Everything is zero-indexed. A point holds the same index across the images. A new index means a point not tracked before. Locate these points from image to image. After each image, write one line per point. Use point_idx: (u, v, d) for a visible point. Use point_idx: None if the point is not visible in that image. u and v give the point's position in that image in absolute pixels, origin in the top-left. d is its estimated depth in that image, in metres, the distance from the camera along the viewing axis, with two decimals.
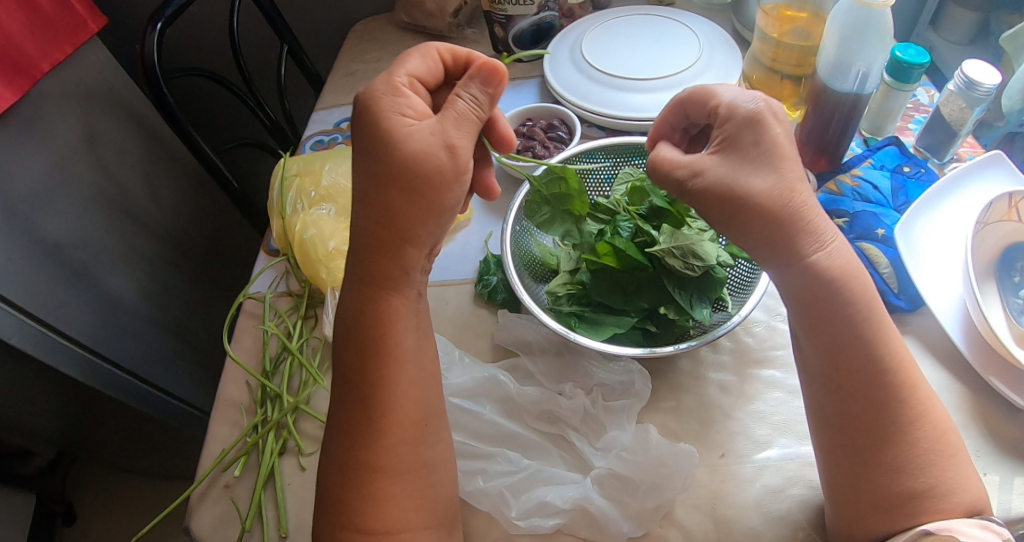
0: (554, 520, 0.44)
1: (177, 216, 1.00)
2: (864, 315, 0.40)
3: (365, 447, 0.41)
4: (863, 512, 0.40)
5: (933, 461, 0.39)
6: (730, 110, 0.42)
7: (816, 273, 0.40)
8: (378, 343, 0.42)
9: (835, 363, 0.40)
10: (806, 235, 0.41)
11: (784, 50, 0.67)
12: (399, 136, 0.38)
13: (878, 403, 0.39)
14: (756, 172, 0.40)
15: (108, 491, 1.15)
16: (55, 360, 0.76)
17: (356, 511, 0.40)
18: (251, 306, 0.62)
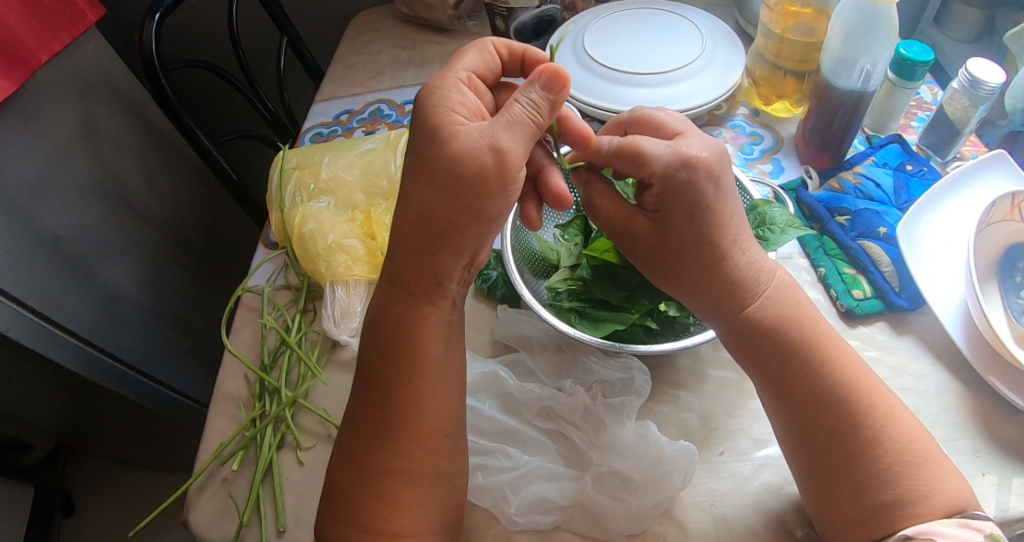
0: (553, 516, 0.44)
1: (175, 208, 0.99)
2: (799, 342, 0.42)
3: (382, 451, 0.41)
4: (842, 521, 0.40)
5: (901, 472, 0.39)
6: (665, 184, 0.41)
7: (754, 317, 0.43)
8: (405, 346, 0.42)
9: (779, 397, 0.43)
10: (741, 284, 0.43)
11: (788, 46, 0.67)
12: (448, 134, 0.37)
13: (829, 427, 0.41)
14: (693, 247, 0.42)
15: (106, 483, 1.15)
16: (54, 352, 0.76)
17: (361, 513, 0.40)
18: (249, 299, 0.62)
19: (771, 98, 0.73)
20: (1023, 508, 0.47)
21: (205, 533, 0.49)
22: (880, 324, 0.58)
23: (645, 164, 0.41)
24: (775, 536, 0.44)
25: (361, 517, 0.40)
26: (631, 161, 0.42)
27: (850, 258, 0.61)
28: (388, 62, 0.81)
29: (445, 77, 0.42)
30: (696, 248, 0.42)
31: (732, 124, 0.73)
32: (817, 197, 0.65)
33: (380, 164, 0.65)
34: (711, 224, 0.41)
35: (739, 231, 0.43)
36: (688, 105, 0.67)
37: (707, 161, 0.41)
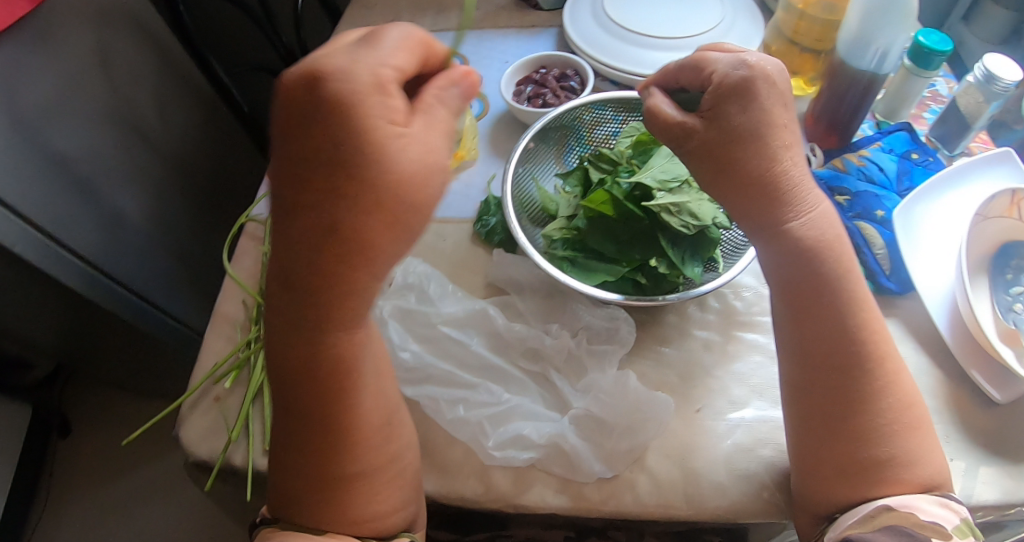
0: (530, 454, 0.46)
1: (184, 142, 1.00)
2: (842, 286, 0.43)
3: (332, 450, 0.40)
4: (829, 475, 0.42)
5: (898, 432, 0.42)
6: (723, 79, 0.44)
7: (795, 239, 0.44)
8: (333, 373, 0.39)
9: (813, 336, 0.43)
10: (786, 201, 0.44)
11: (807, 23, 0.67)
12: (382, 159, 0.33)
13: (846, 373, 0.42)
14: (741, 144, 0.43)
15: (101, 406, 1.18)
16: (57, 270, 0.78)
17: (343, 502, 0.41)
18: (253, 228, 0.63)
19: (786, 74, 0.72)
20: (985, 495, 0.49)
21: (196, 446, 0.52)
22: None
23: (707, 63, 0.45)
24: (741, 493, 0.46)
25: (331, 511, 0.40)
26: (696, 66, 0.46)
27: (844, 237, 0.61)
28: (406, 7, 0.81)
29: (356, 64, 0.33)
30: (736, 150, 0.43)
31: None
32: (819, 174, 0.64)
33: None
34: (743, 134, 0.42)
35: (789, 147, 0.43)
36: None
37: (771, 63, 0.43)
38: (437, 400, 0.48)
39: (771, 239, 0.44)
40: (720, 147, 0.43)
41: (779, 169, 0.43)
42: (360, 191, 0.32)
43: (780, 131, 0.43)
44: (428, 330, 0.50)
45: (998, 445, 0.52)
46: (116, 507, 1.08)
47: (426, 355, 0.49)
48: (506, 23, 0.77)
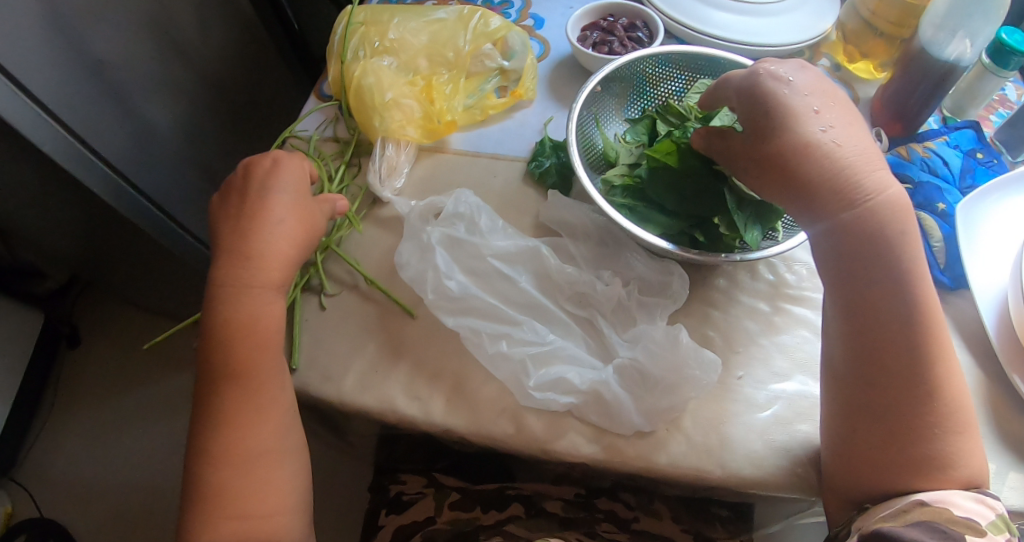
0: (569, 398, 0.44)
1: (220, 64, 0.97)
2: (899, 271, 0.39)
3: (230, 447, 0.40)
4: (859, 466, 0.40)
5: (940, 433, 0.38)
6: (745, 86, 0.43)
7: (847, 225, 0.40)
8: (263, 337, 0.42)
9: (860, 329, 0.39)
10: (836, 187, 0.40)
11: (886, 5, 0.64)
12: (274, 197, 0.45)
13: (888, 372, 0.38)
14: (778, 137, 0.41)
15: (111, 321, 1.17)
16: (86, 176, 0.75)
17: (240, 500, 0.39)
18: (294, 145, 0.60)
19: (856, 56, 0.69)
20: (1014, 500, 0.48)
21: None
22: None
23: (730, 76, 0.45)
24: (775, 463, 0.45)
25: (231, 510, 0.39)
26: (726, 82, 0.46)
27: None
28: None
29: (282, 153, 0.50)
30: (771, 144, 0.41)
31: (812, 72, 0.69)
32: None
33: (449, 36, 0.61)
34: (766, 131, 0.42)
35: (826, 130, 0.40)
36: (769, 41, 0.64)
37: (785, 66, 0.43)
38: (478, 332, 0.46)
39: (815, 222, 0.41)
40: (761, 152, 0.42)
41: (820, 153, 0.40)
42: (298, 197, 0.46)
43: (808, 121, 0.41)
44: (476, 260, 0.49)
45: None
46: (115, 422, 1.08)
47: (471, 286, 0.48)
48: None
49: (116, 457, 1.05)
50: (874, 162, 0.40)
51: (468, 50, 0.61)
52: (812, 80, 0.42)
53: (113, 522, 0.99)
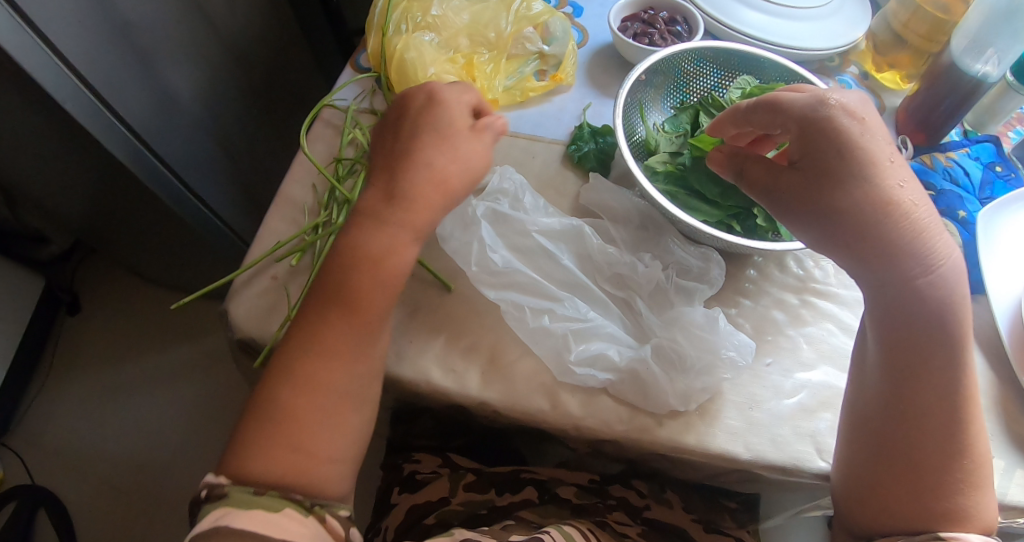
0: (607, 375, 0.45)
1: (246, 33, 0.95)
2: (944, 333, 0.40)
3: (311, 380, 0.40)
4: (878, 509, 0.41)
5: (962, 489, 0.39)
6: (808, 121, 0.41)
7: (908, 288, 0.40)
8: (383, 274, 0.42)
9: (908, 380, 0.40)
10: (907, 249, 0.39)
11: (918, 18, 0.66)
12: (421, 149, 0.44)
13: (920, 423, 0.40)
14: (844, 185, 0.39)
15: (113, 289, 1.15)
16: (105, 137, 0.75)
17: (310, 438, 0.39)
18: (330, 114, 0.61)
19: (883, 66, 0.71)
20: (1019, 496, 0.49)
21: (246, 323, 0.51)
22: None
23: (783, 106, 0.42)
24: (799, 449, 0.46)
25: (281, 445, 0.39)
26: (770, 112, 0.43)
27: None
28: None
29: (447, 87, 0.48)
30: (842, 188, 0.39)
31: (840, 78, 0.71)
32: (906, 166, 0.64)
33: (491, 18, 0.61)
34: (833, 177, 0.40)
35: (903, 185, 0.40)
36: (802, 45, 0.66)
37: (855, 102, 0.42)
38: (520, 307, 0.48)
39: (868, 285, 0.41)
40: (821, 195, 0.40)
41: (896, 212, 0.39)
42: (447, 141, 0.45)
43: (885, 171, 0.40)
44: (520, 237, 0.51)
45: None
46: (112, 390, 1.06)
47: (514, 260, 0.49)
48: None
49: (111, 426, 1.03)
50: (931, 228, 0.40)
51: (510, 33, 0.61)
52: (874, 119, 0.42)
53: (104, 490, 0.97)
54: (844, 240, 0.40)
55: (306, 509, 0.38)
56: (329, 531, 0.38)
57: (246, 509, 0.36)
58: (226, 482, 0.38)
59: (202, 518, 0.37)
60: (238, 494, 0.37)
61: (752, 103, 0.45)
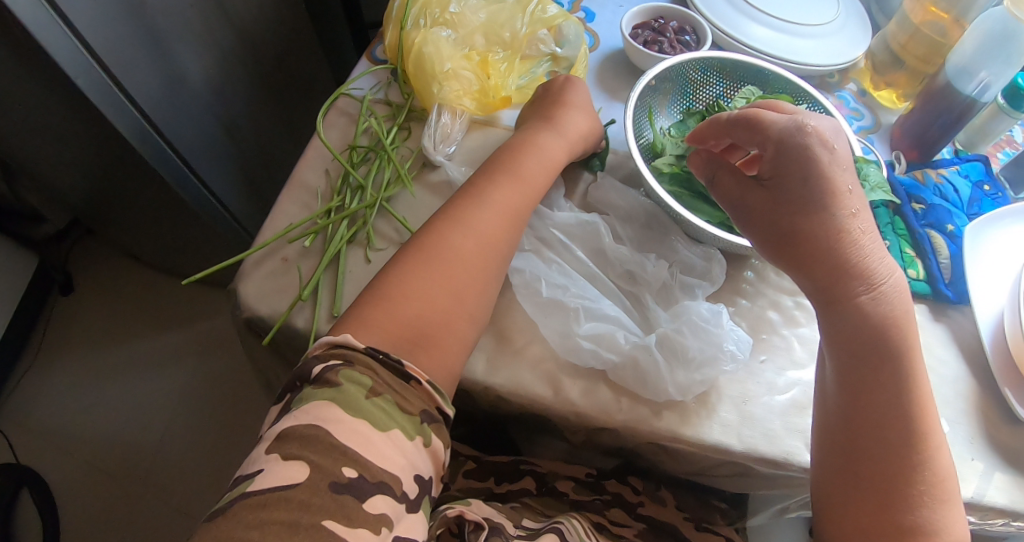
0: (613, 356, 0.47)
1: (259, 21, 0.96)
2: (892, 349, 0.42)
3: (481, 230, 0.46)
4: (850, 526, 0.41)
5: (925, 501, 0.40)
6: (779, 146, 0.42)
7: (863, 310, 0.42)
8: (545, 170, 0.52)
9: (859, 398, 0.42)
10: (854, 274, 0.42)
11: (917, 41, 0.69)
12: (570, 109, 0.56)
13: (881, 439, 0.41)
14: (805, 213, 0.42)
15: (108, 271, 1.15)
16: (113, 114, 0.75)
17: (465, 285, 0.44)
18: (345, 103, 0.63)
19: (881, 84, 0.73)
20: (996, 498, 0.51)
21: (256, 301, 0.52)
22: (920, 306, 0.61)
23: (762, 127, 0.43)
24: (790, 444, 0.47)
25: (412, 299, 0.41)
26: (747, 131, 0.44)
27: (914, 241, 0.63)
28: None
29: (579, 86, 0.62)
30: (802, 212, 0.43)
31: (839, 94, 0.73)
32: (900, 180, 0.66)
33: (507, 17, 0.63)
34: (798, 204, 0.43)
35: (854, 214, 0.42)
36: (807, 61, 0.68)
37: (826, 127, 0.43)
38: (536, 280, 0.50)
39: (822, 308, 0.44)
40: (787, 218, 0.43)
41: (847, 238, 0.42)
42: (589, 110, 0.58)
43: (842, 200, 0.42)
44: (541, 223, 0.53)
45: (1017, 458, 0.54)
46: (102, 372, 1.05)
47: (539, 245, 0.52)
48: None
49: (100, 407, 1.02)
50: (875, 251, 0.43)
51: (525, 33, 0.63)
52: (846, 151, 0.43)
53: (91, 472, 0.96)
54: (803, 263, 0.44)
55: (411, 429, 0.36)
56: (429, 457, 0.37)
57: (353, 415, 0.34)
58: (341, 368, 0.36)
59: (307, 402, 0.34)
60: (350, 392, 0.35)
61: (734, 118, 0.45)
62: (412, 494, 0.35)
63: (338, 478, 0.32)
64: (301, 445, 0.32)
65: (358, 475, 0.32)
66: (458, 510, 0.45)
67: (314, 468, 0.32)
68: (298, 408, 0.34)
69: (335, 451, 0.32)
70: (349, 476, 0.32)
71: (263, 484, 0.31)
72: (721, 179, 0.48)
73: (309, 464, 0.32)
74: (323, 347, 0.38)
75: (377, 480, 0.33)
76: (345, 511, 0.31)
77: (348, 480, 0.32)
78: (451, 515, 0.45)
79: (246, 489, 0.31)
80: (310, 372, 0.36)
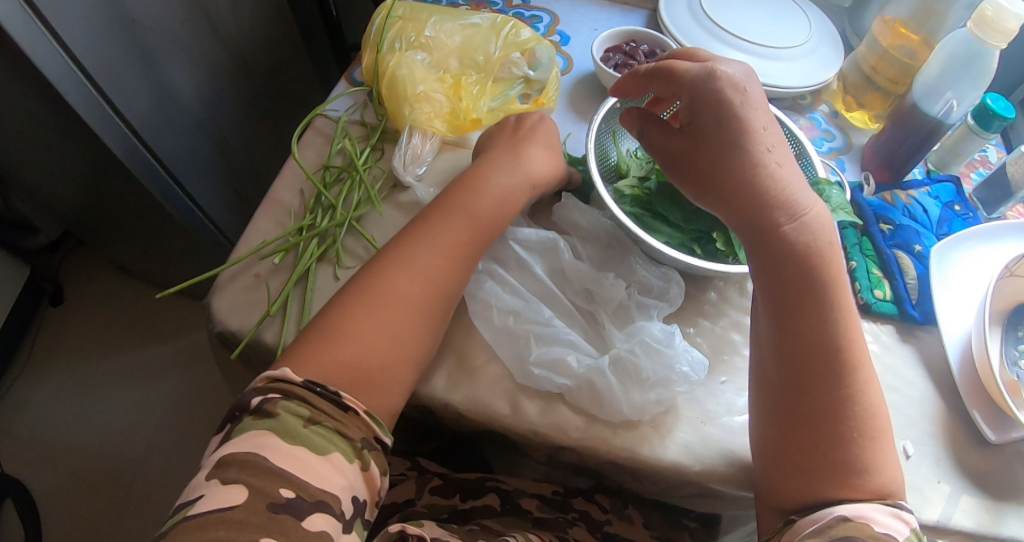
0: (563, 380, 0.47)
1: (249, 38, 0.98)
2: (818, 276, 0.44)
3: (426, 271, 0.47)
4: (789, 472, 0.43)
5: (857, 439, 0.42)
6: (694, 88, 0.45)
7: (788, 240, 0.45)
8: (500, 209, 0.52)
9: (786, 333, 0.45)
10: (776, 206, 0.45)
11: (887, 63, 0.70)
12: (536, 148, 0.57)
13: (812, 374, 0.43)
14: (724, 148, 0.45)
15: (99, 281, 1.17)
16: (102, 130, 0.77)
17: (402, 329, 0.44)
18: (322, 123, 0.64)
19: (853, 105, 0.74)
20: (962, 521, 0.51)
21: (228, 315, 0.53)
22: (888, 327, 0.61)
23: (678, 73, 0.46)
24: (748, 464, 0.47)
25: (339, 346, 0.42)
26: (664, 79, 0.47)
27: (881, 262, 0.64)
28: None
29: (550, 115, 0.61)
30: (713, 150, 0.45)
31: (811, 116, 0.74)
32: (869, 200, 0.67)
33: (481, 41, 0.65)
34: (716, 142, 0.45)
35: (770, 150, 0.45)
36: (780, 84, 0.69)
37: (739, 72, 0.46)
38: (489, 308, 0.50)
39: (751, 242, 0.46)
40: (708, 158, 0.46)
41: (762, 175, 0.44)
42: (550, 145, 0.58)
43: (757, 137, 0.45)
44: (498, 242, 0.53)
45: (982, 480, 0.54)
46: (90, 382, 1.07)
47: (494, 264, 0.52)
48: None
49: (87, 419, 1.03)
50: (797, 184, 0.46)
51: (498, 57, 0.65)
52: (758, 93, 0.46)
53: (75, 483, 0.97)
54: (729, 201, 0.46)
55: (349, 452, 0.38)
56: (366, 479, 0.39)
57: (290, 443, 0.36)
58: (279, 399, 0.38)
59: (244, 433, 0.37)
60: (287, 421, 0.37)
61: (651, 70, 0.48)
62: (349, 512, 0.37)
63: (276, 498, 0.34)
64: (240, 470, 0.35)
65: (294, 495, 0.35)
66: (402, 525, 0.46)
67: (252, 490, 0.34)
68: (234, 438, 0.37)
69: (273, 474, 0.35)
70: (285, 497, 0.35)
71: (204, 507, 0.34)
72: (648, 133, 0.50)
73: (247, 487, 0.34)
74: (261, 379, 0.40)
75: (315, 499, 0.35)
76: (282, 528, 0.34)
77: (285, 501, 0.34)
78: (393, 530, 0.46)
79: (188, 512, 0.34)
80: (248, 403, 0.38)
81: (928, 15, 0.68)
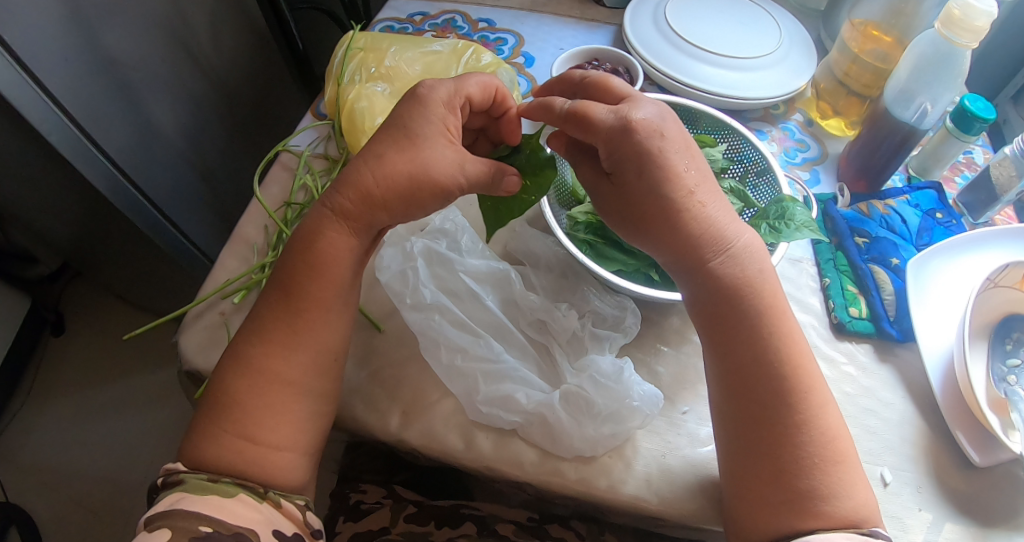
0: (515, 417, 0.47)
1: (230, 67, 1.00)
2: (754, 306, 0.44)
3: (251, 360, 0.43)
4: (752, 506, 0.41)
5: (819, 465, 0.40)
6: (610, 139, 0.43)
7: (716, 274, 0.44)
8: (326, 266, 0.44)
9: (728, 365, 0.44)
10: (705, 242, 0.44)
11: (859, 67, 0.69)
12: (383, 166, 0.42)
13: (761, 404, 0.42)
14: (653, 202, 0.44)
15: (100, 310, 1.19)
16: (88, 169, 0.78)
17: (252, 422, 0.42)
18: (287, 158, 0.65)
19: (828, 113, 0.73)
20: None
21: (193, 355, 0.53)
22: (865, 346, 0.59)
23: (591, 124, 0.43)
24: (710, 499, 0.46)
25: None
26: (577, 126, 0.44)
27: (856, 277, 0.62)
28: None
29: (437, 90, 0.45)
30: (640, 202, 0.44)
31: (784, 126, 0.73)
32: (842, 213, 0.66)
33: (442, 67, 0.65)
34: (644, 192, 0.44)
35: (697, 190, 0.44)
36: (751, 96, 0.68)
37: (653, 116, 0.43)
38: (437, 343, 0.50)
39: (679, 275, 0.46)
40: (638, 207, 0.45)
41: (686, 218, 0.44)
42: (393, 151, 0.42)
43: (683, 180, 0.43)
44: (450, 274, 0.53)
45: (969, 506, 0.51)
46: (91, 410, 1.09)
47: (442, 297, 0.52)
48: (568, 12, 0.77)
49: (89, 447, 1.05)
50: (728, 215, 0.46)
51: None
52: (676, 133, 0.44)
53: (79, 511, 0.99)
54: (664, 246, 0.45)
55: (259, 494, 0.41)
56: (285, 516, 0.41)
57: (202, 493, 0.39)
58: (185, 468, 0.41)
59: (162, 499, 0.39)
60: (194, 479, 0.40)
61: (562, 114, 0.45)
62: None
63: (195, 533, 0.37)
64: (162, 517, 0.38)
65: (212, 530, 0.37)
66: None
67: (174, 530, 0.37)
68: (154, 504, 0.39)
69: (191, 516, 0.37)
70: (205, 532, 0.37)
71: None
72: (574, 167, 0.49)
73: (169, 529, 0.37)
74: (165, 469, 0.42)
75: (232, 532, 0.38)
76: None
77: (204, 534, 0.37)
78: None
79: None
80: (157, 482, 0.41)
81: (898, 14, 0.65)
